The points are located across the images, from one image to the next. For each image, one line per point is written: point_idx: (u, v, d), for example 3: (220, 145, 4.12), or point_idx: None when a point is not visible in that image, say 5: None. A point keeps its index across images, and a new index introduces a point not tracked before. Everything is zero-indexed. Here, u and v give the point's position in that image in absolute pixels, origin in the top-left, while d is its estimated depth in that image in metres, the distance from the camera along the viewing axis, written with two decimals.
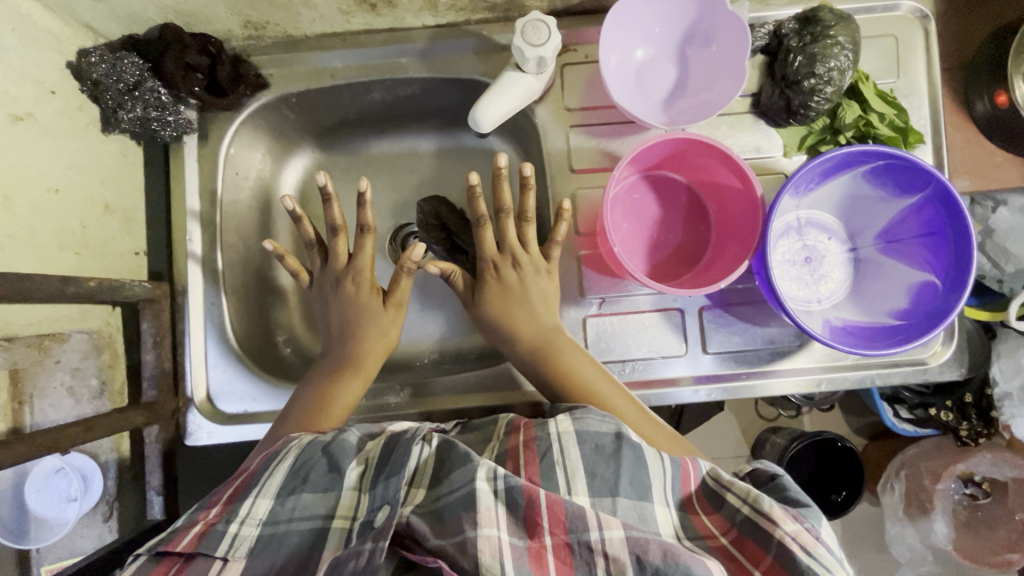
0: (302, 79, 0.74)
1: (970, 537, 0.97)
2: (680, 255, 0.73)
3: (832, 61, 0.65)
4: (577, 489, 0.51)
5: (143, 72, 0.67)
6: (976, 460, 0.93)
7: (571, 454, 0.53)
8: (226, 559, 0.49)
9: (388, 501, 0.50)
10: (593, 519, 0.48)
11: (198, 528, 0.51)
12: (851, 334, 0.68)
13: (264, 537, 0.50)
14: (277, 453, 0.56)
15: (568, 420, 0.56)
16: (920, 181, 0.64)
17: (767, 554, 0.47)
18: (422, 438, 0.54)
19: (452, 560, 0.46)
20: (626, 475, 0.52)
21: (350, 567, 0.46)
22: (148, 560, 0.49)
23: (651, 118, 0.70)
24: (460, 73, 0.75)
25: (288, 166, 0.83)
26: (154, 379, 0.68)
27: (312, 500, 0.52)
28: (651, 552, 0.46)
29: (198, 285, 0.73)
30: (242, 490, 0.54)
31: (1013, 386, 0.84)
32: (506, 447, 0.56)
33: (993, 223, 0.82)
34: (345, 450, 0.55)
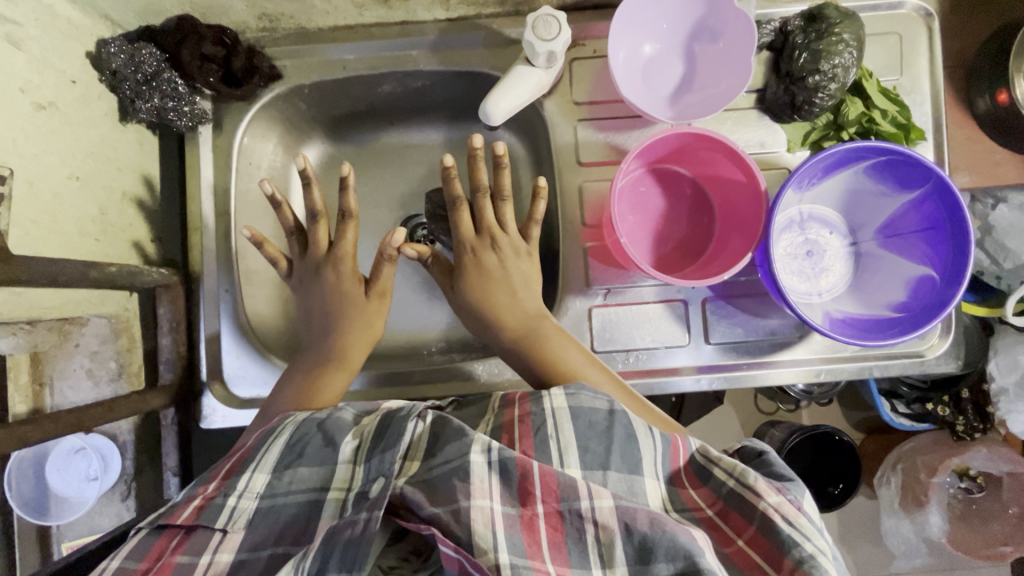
0: (315, 70, 0.76)
1: (964, 530, 1.00)
2: (685, 248, 0.74)
3: (837, 57, 0.66)
4: (570, 463, 0.53)
5: (160, 63, 0.69)
6: (972, 454, 0.96)
7: (564, 428, 0.55)
8: (226, 530, 0.52)
9: (383, 473, 0.52)
10: (585, 489, 0.50)
11: (198, 501, 0.53)
12: (850, 325, 0.69)
13: (262, 509, 0.53)
14: (274, 429, 0.59)
15: (562, 395, 0.57)
16: (920, 177, 0.65)
17: (750, 524, 0.50)
18: (417, 414, 0.55)
19: (445, 526, 0.49)
20: (617, 450, 0.54)
21: (346, 535, 0.48)
22: (150, 532, 0.52)
23: (658, 113, 0.71)
24: (470, 66, 0.76)
25: (299, 157, 0.85)
26: (172, 363, 0.70)
27: (307, 473, 0.54)
28: (639, 519, 0.48)
29: (213, 272, 0.74)
30: (240, 464, 0.56)
31: (1010, 382, 0.85)
32: (502, 422, 0.58)
33: (994, 220, 0.84)
34: (341, 426, 0.58)
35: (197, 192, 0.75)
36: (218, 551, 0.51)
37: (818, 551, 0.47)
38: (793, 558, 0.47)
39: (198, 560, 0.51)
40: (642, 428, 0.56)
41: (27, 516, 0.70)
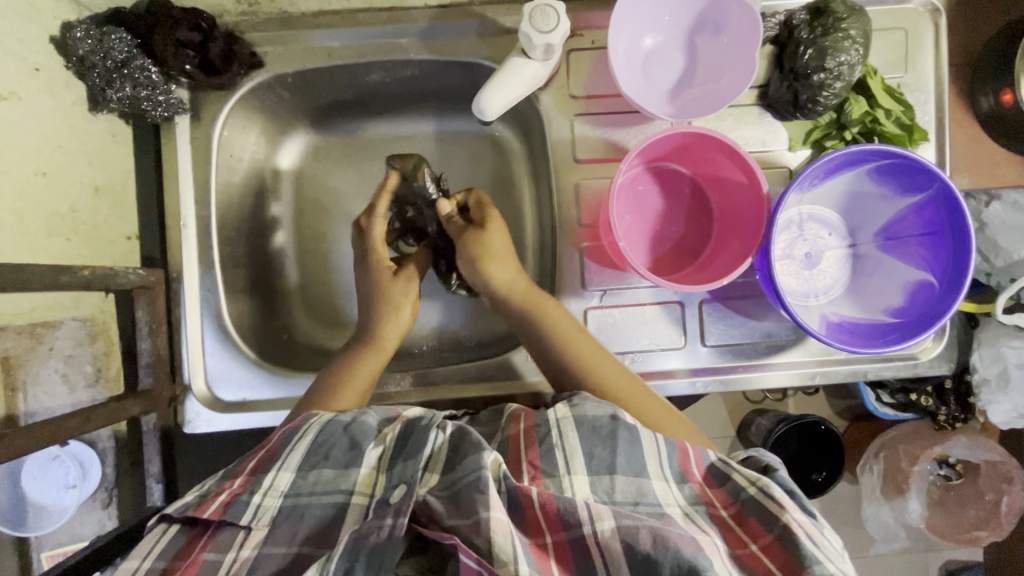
0: (298, 58, 0.71)
1: (940, 515, 1.01)
2: (682, 248, 0.73)
3: (843, 55, 0.64)
4: (576, 470, 0.53)
5: (132, 49, 0.65)
6: (952, 443, 0.96)
7: (569, 437, 0.54)
8: (249, 528, 0.51)
9: (405, 480, 0.51)
10: (585, 511, 0.49)
11: (225, 496, 0.52)
12: (846, 330, 0.69)
13: (286, 508, 0.51)
14: (300, 427, 0.57)
15: (565, 408, 0.57)
16: (923, 181, 0.64)
17: (767, 534, 0.49)
18: (437, 425, 0.54)
19: (466, 536, 0.47)
20: (622, 454, 0.54)
21: (370, 542, 0.47)
22: (179, 532, 0.52)
23: (657, 108, 0.69)
24: (462, 56, 0.72)
25: (283, 148, 0.81)
26: (151, 367, 0.68)
27: (332, 476, 0.53)
28: (643, 539, 0.47)
29: (194, 271, 0.71)
30: (266, 461, 0.55)
31: (991, 373, 0.81)
32: (507, 435, 0.57)
33: (986, 218, 0.76)
34: (365, 431, 0.56)
35: (174, 186, 0.71)
36: (243, 549, 0.50)
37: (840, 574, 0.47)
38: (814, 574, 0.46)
39: (221, 559, 0.49)
40: (648, 439, 0.55)
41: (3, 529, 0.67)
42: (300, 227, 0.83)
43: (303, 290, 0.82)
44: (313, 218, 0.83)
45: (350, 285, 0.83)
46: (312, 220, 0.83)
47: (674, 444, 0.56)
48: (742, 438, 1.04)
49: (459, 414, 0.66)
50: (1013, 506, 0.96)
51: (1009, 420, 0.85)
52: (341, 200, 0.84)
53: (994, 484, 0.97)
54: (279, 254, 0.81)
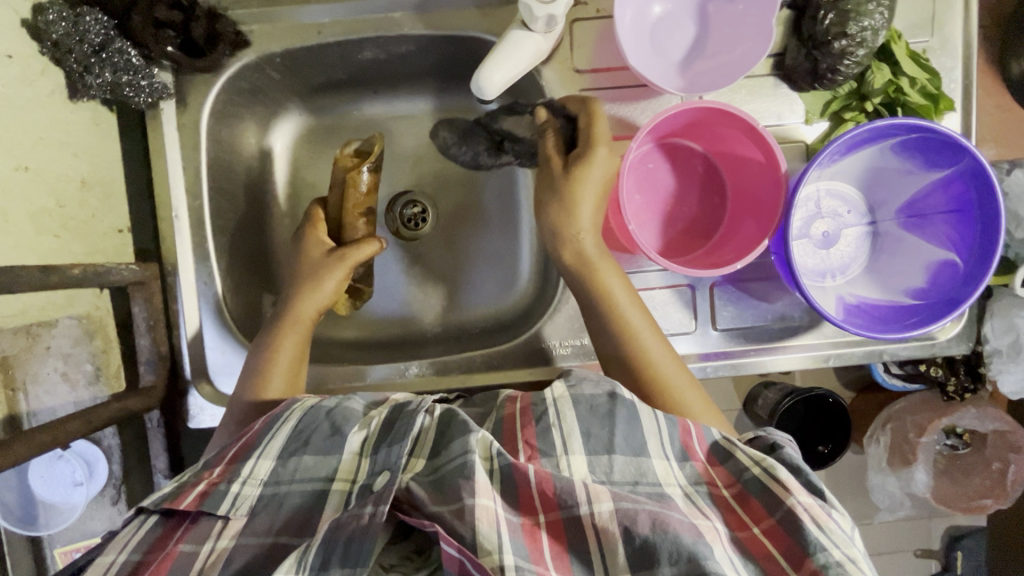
0: (286, 36, 0.68)
1: (947, 484, 1.00)
2: (694, 229, 0.70)
3: (866, 19, 0.60)
4: (573, 449, 0.52)
5: (109, 31, 0.61)
6: (961, 414, 0.93)
7: (566, 416, 0.53)
8: (227, 518, 0.50)
9: (388, 466, 0.50)
10: (583, 492, 0.48)
11: (202, 487, 0.51)
12: (864, 312, 0.66)
13: (265, 496, 0.51)
14: (280, 416, 0.56)
15: (563, 386, 0.56)
16: (951, 156, 0.61)
17: (769, 516, 0.49)
18: (425, 409, 0.54)
19: (450, 525, 0.46)
20: (621, 432, 0.52)
21: (350, 529, 0.46)
22: (155, 524, 0.50)
23: (666, 81, 0.65)
24: (459, 29, 0.68)
25: (275, 131, 0.78)
26: (153, 363, 0.66)
27: (313, 463, 0.52)
28: (640, 522, 0.47)
29: (190, 264, 0.69)
30: (245, 450, 0.54)
31: (1003, 343, 0.78)
32: (502, 415, 0.56)
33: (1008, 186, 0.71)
34: (350, 417, 0.55)
35: (164, 176, 0.68)
36: (222, 540, 0.49)
37: (846, 558, 0.45)
38: (817, 561, 0.45)
39: (199, 549, 0.49)
40: (649, 416, 0.54)
41: (17, 529, 0.68)
42: (295, 214, 0.80)
43: None
44: (309, 204, 0.81)
45: None
46: (308, 205, 0.81)
47: (676, 421, 0.54)
48: (747, 411, 1.03)
49: (453, 396, 0.65)
50: (1018, 476, 0.95)
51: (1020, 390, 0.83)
52: (338, 183, 0.81)
53: (1001, 453, 0.96)
54: (274, 242, 0.79)
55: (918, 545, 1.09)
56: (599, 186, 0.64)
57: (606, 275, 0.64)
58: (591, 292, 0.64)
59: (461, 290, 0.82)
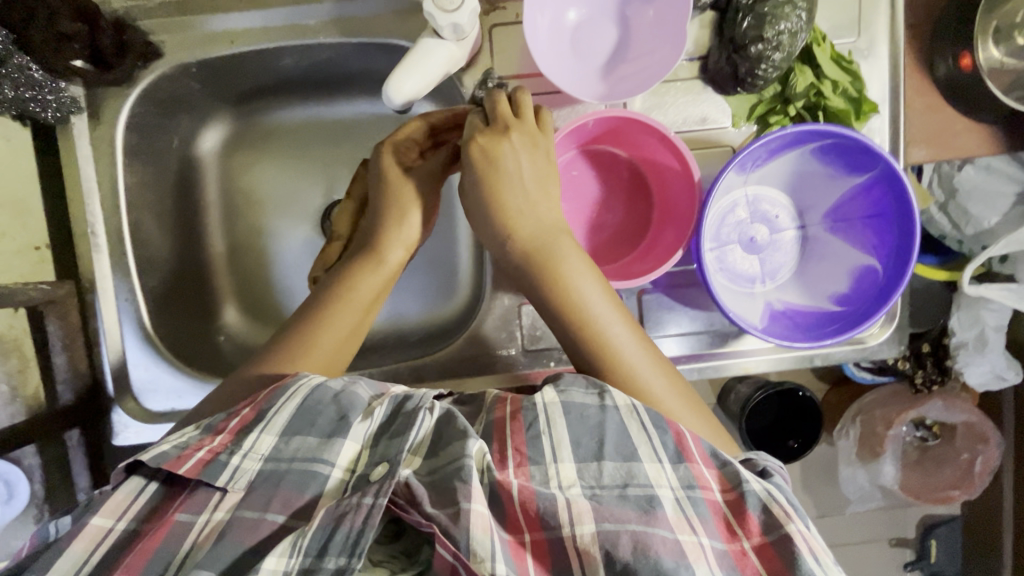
0: (197, 46, 0.66)
1: (917, 475, 0.98)
2: (621, 237, 0.69)
3: (783, 23, 0.59)
4: (563, 458, 0.50)
5: (8, 45, 0.60)
6: (927, 407, 0.92)
7: (557, 427, 0.51)
8: (225, 491, 0.48)
9: (388, 458, 0.48)
10: (565, 513, 0.47)
11: (202, 454, 0.48)
12: (788, 319, 0.66)
13: (264, 473, 0.48)
14: (288, 387, 0.52)
15: (553, 391, 0.53)
16: (867, 161, 0.60)
17: (763, 535, 0.47)
18: (425, 406, 0.51)
19: (445, 528, 0.45)
20: (610, 441, 0.51)
21: (345, 524, 0.45)
22: (157, 490, 0.49)
23: (586, 86, 0.64)
24: (376, 35, 0.67)
25: (203, 141, 0.77)
26: (70, 384, 0.66)
27: (315, 444, 0.49)
28: (621, 546, 0.46)
29: (109, 281, 0.68)
30: (250, 420, 0.51)
31: (969, 335, 0.83)
32: (492, 419, 0.53)
33: (958, 182, 0.78)
34: (354, 402, 0.51)
35: (79, 192, 0.67)
36: (217, 514, 0.47)
37: None
38: None
39: (194, 519, 0.47)
40: (634, 425, 0.51)
41: None
42: (231, 223, 0.79)
43: (242, 290, 0.80)
44: (244, 212, 0.79)
45: (288, 280, 0.80)
46: (243, 216, 0.80)
47: (666, 427, 0.51)
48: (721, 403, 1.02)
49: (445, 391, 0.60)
50: (986, 467, 0.92)
51: (985, 382, 0.85)
52: (274, 192, 0.80)
53: (970, 445, 0.94)
54: (207, 254, 0.78)
55: (892, 533, 1.08)
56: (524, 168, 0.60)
57: (561, 266, 0.59)
58: (547, 285, 0.59)
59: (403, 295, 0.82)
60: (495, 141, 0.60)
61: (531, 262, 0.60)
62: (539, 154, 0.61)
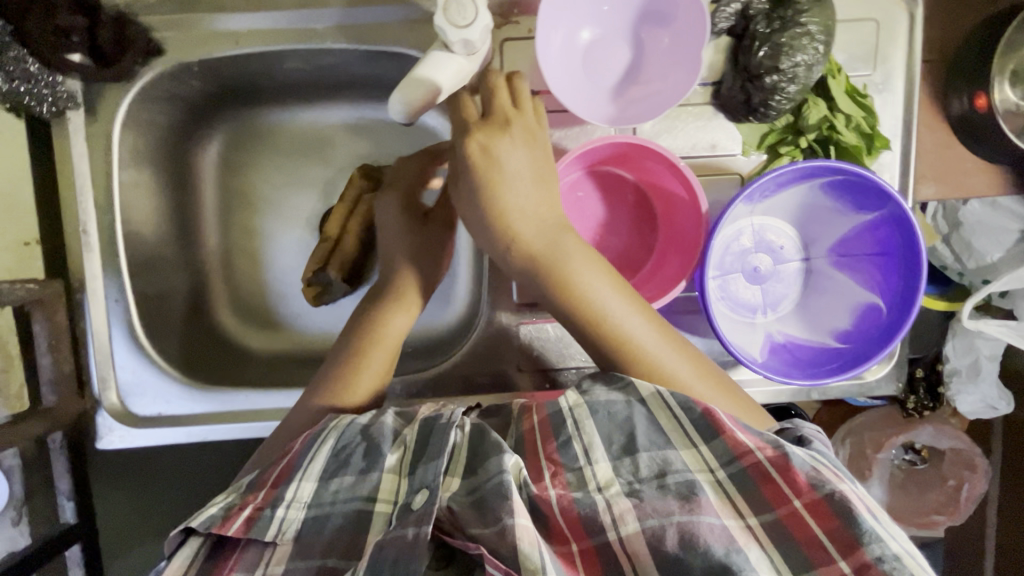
0: (200, 45, 0.65)
1: (901, 496, 0.95)
2: (623, 262, 0.68)
3: (799, 55, 0.58)
4: (597, 459, 0.49)
5: (6, 37, 0.59)
6: (918, 432, 0.89)
7: (585, 426, 0.50)
8: (276, 543, 0.47)
9: (427, 483, 0.47)
10: (608, 515, 0.46)
11: (248, 512, 0.47)
12: (787, 353, 0.65)
13: (310, 520, 0.47)
14: (318, 433, 0.51)
15: (576, 394, 0.52)
16: (876, 200, 0.59)
17: (814, 490, 0.43)
18: (456, 424, 0.51)
19: (491, 547, 0.43)
20: (642, 433, 0.49)
21: (395, 550, 0.43)
22: (205, 559, 0.47)
23: (596, 107, 0.62)
24: (384, 44, 0.65)
25: (202, 140, 0.75)
26: (54, 385, 0.65)
27: (352, 481, 0.49)
28: (669, 538, 0.44)
29: (100, 281, 0.66)
30: (286, 473, 0.50)
31: (964, 364, 0.81)
32: (523, 433, 0.53)
33: (963, 215, 0.76)
34: (384, 432, 0.52)
35: (71, 190, 0.65)
36: (271, 567, 0.46)
37: (902, 551, 0.40)
38: (871, 553, 0.40)
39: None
40: (663, 413, 0.50)
41: None
42: (226, 224, 0.78)
43: (234, 291, 0.78)
44: (241, 214, 0.78)
45: (283, 285, 0.78)
46: (239, 217, 0.78)
47: (695, 405, 0.49)
48: None
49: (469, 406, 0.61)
50: (973, 493, 0.90)
51: (976, 411, 0.84)
52: (272, 194, 0.78)
53: (957, 470, 0.91)
54: (201, 255, 0.76)
55: None
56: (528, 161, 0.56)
57: (571, 264, 0.55)
58: (555, 286, 0.56)
59: None
60: (493, 136, 0.55)
61: (536, 265, 0.56)
62: (538, 149, 0.57)
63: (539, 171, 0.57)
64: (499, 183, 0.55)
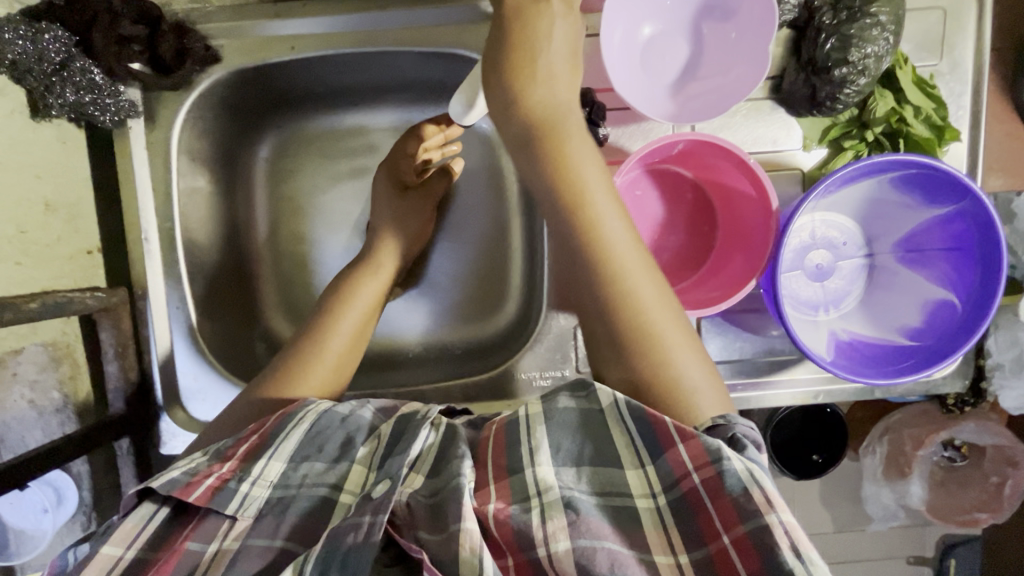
0: (256, 51, 0.65)
1: (939, 494, 0.87)
2: (682, 260, 0.67)
3: (870, 46, 0.57)
4: (540, 462, 0.45)
5: (70, 49, 0.58)
6: (959, 428, 0.81)
7: (537, 433, 0.46)
8: (235, 518, 0.45)
9: (390, 474, 0.45)
10: (541, 530, 0.42)
11: (211, 481, 0.46)
12: (854, 351, 0.64)
13: (275, 500, 0.46)
14: (296, 413, 0.50)
15: (536, 403, 0.49)
16: (954, 193, 0.58)
17: (741, 524, 0.39)
18: (430, 423, 0.49)
19: (435, 555, 0.42)
20: (592, 442, 0.46)
21: (348, 541, 0.42)
22: (167, 519, 0.46)
23: (656, 103, 0.61)
24: (439, 46, 0.65)
25: (252, 146, 0.75)
26: (121, 392, 0.65)
27: (322, 469, 0.47)
28: (599, 562, 0.40)
29: (161, 289, 0.67)
30: (258, 447, 0.48)
31: (1007, 358, 0.73)
32: (478, 437, 0.49)
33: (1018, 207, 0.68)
34: (361, 426, 0.50)
35: (133, 198, 0.66)
36: (228, 542, 0.44)
37: None
38: None
39: (203, 551, 0.44)
40: (615, 426, 0.45)
41: None
42: (275, 228, 0.78)
43: (283, 296, 0.78)
44: (289, 218, 0.78)
45: None
46: (287, 222, 0.78)
47: (645, 416, 0.44)
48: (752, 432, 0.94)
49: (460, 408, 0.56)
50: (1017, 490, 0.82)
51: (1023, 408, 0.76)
52: (320, 198, 0.78)
53: (999, 467, 0.83)
54: (251, 260, 0.77)
55: (910, 551, 0.99)
56: (565, 33, 0.52)
57: (571, 146, 0.52)
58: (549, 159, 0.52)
59: (445, 305, 0.80)
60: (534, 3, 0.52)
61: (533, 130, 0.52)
62: (576, 26, 0.53)
63: (573, 50, 0.53)
64: (536, 45, 0.52)
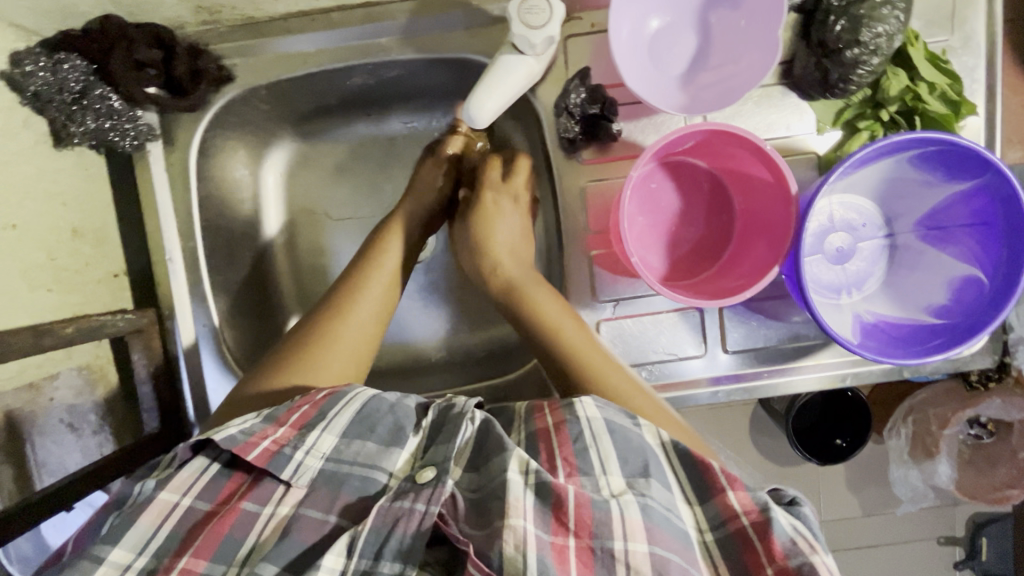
0: (269, 68, 0.66)
1: (969, 474, 0.85)
2: (701, 250, 0.67)
3: (880, 25, 0.56)
4: (611, 471, 0.45)
5: (89, 77, 0.60)
6: (985, 405, 0.78)
7: (603, 442, 0.46)
8: (289, 485, 0.46)
9: (437, 462, 0.46)
10: (618, 526, 0.42)
11: (268, 445, 0.47)
12: (881, 333, 0.63)
13: (328, 473, 0.47)
14: (345, 393, 0.51)
15: (593, 406, 0.49)
16: (975, 168, 0.57)
17: (789, 562, 0.40)
18: (469, 415, 0.48)
19: (479, 548, 0.42)
20: (655, 464, 0.46)
21: (399, 532, 0.43)
22: (220, 471, 0.48)
23: (667, 96, 0.61)
24: (447, 52, 0.66)
25: (267, 162, 0.76)
26: (156, 411, 0.66)
27: (374, 450, 0.48)
28: (673, 571, 0.40)
29: (188, 308, 0.69)
30: (308, 418, 0.49)
31: None
32: (534, 429, 0.49)
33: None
34: (409, 414, 0.50)
35: (155, 219, 0.67)
36: (283, 507, 0.45)
37: None
38: None
39: (260, 510, 0.46)
40: (665, 463, 0.47)
41: None
42: (293, 241, 0.79)
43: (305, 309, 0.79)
44: (306, 231, 0.79)
45: None
46: (305, 235, 0.79)
47: (694, 459, 0.46)
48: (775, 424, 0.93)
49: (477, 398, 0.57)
50: None
51: None
52: (335, 209, 0.79)
53: None
54: (272, 274, 0.77)
55: (940, 531, 0.97)
56: None
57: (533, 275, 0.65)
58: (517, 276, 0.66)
59: (466, 309, 0.80)
60: None
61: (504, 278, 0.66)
62: None
63: None
64: None
